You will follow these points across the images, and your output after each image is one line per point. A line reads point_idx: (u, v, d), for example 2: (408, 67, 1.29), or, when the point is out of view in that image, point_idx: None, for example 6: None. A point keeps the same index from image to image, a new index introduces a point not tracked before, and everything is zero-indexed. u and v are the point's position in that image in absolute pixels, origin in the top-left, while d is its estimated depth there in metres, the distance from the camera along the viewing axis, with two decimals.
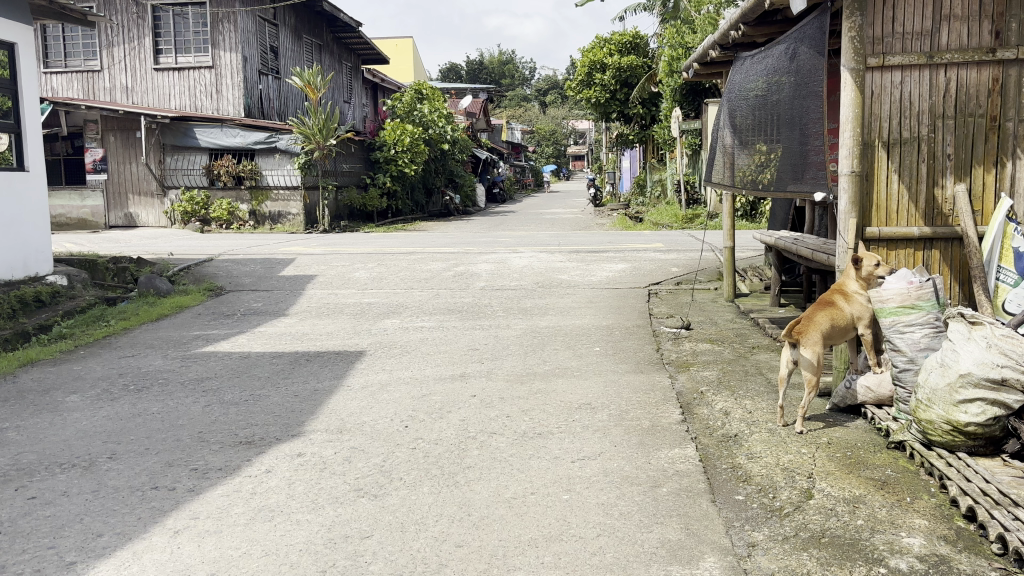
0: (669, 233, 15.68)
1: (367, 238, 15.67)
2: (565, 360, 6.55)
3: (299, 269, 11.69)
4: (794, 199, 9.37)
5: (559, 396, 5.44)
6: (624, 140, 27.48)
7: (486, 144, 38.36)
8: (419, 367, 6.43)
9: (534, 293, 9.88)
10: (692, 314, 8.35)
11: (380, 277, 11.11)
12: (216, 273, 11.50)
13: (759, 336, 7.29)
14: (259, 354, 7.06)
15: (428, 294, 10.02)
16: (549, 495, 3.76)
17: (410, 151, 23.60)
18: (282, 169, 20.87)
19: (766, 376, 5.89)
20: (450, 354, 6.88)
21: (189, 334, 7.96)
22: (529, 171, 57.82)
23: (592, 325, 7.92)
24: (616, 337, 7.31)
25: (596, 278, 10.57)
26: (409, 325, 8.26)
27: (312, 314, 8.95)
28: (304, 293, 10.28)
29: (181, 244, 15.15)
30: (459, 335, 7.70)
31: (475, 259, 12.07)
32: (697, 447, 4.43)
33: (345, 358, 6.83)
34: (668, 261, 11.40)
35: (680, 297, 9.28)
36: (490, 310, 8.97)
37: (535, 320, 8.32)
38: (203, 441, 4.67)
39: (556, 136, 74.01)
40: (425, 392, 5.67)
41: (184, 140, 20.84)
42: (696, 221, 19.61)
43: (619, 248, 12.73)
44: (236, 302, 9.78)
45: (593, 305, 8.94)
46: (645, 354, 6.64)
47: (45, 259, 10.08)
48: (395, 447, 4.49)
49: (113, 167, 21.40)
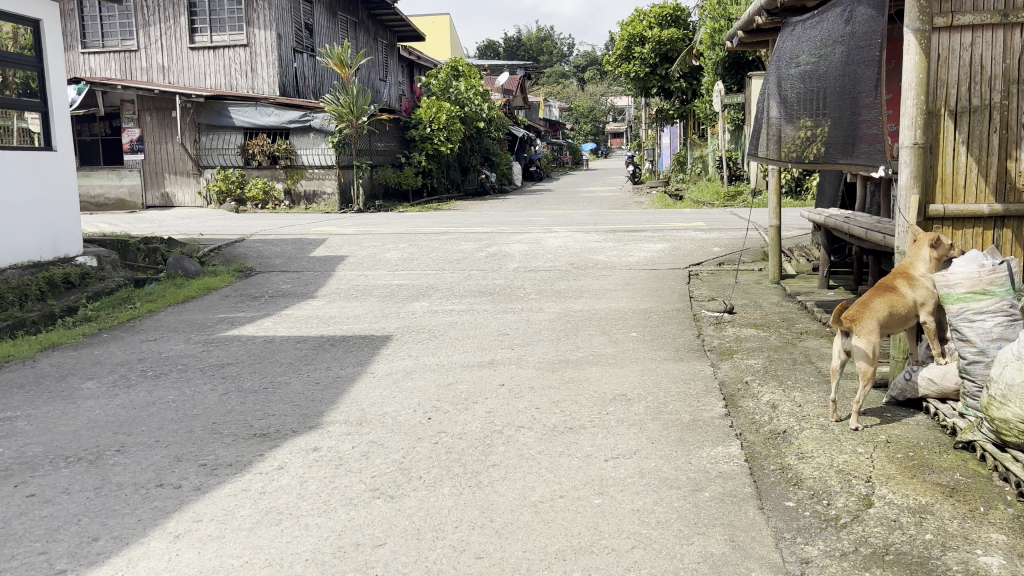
0: (710, 211, 15.19)
1: (400, 218, 15.43)
2: (600, 346, 6.21)
3: (330, 250, 11.48)
4: (844, 175, 8.87)
5: (593, 386, 5.11)
6: (664, 115, 26.87)
7: (523, 121, 37.88)
8: (446, 353, 6.14)
9: (569, 274, 9.54)
10: (736, 297, 7.95)
11: (411, 257, 10.85)
12: (246, 253, 11.33)
13: (806, 321, 6.88)
14: (282, 338, 6.83)
15: (459, 275, 9.73)
16: (579, 500, 3.44)
17: (445, 129, 23.27)
18: (316, 148, 20.64)
19: (816, 364, 5.50)
20: (479, 339, 6.58)
21: (215, 317, 7.78)
22: (567, 148, 57.22)
23: (629, 308, 7.56)
24: (654, 321, 6.95)
25: (634, 258, 10.19)
26: (439, 308, 7.98)
27: (341, 296, 8.72)
28: (334, 274, 10.05)
29: (214, 224, 15.05)
30: (490, 318, 7.40)
31: (509, 239, 11.74)
32: (742, 445, 4.08)
33: (370, 343, 6.56)
34: (709, 240, 10.96)
35: (723, 279, 8.87)
36: (523, 292, 8.65)
37: (570, 303, 7.99)
38: (215, 433, 4.43)
39: (595, 113, 73.09)
40: (451, 381, 5.38)
41: (219, 119, 20.76)
42: (738, 198, 19.08)
43: (658, 227, 12.31)
44: (264, 283, 9.59)
45: (630, 287, 8.58)
46: (685, 341, 6.27)
47: (75, 239, 9.96)
48: (416, 442, 4.21)
49: (150, 147, 21.45)
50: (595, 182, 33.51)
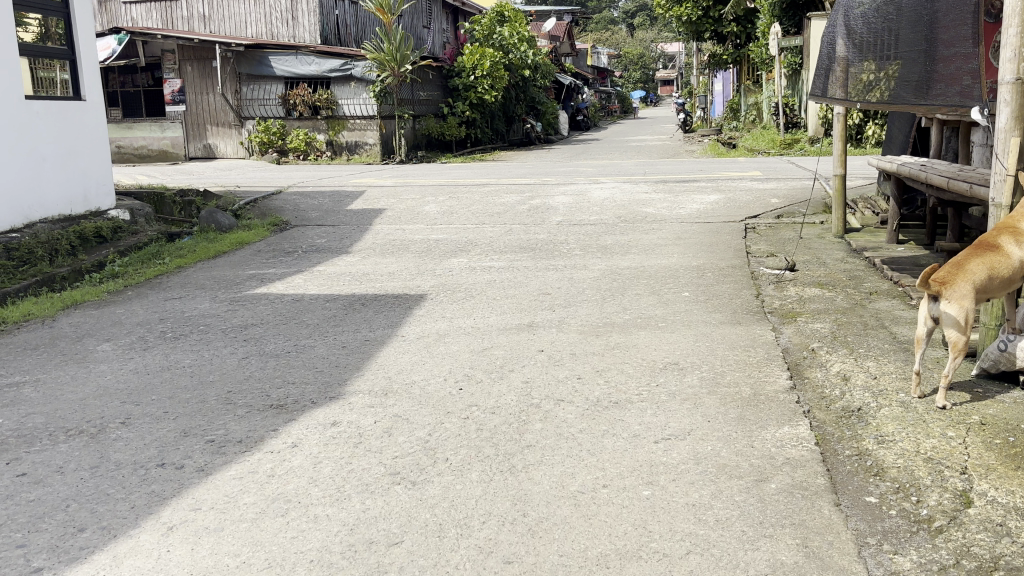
0: (765, 161, 14.44)
1: (442, 169, 14.96)
2: (648, 308, 5.72)
3: (368, 202, 11.09)
4: (917, 119, 8.13)
5: (640, 354, 4.66)
6: (717, 61, 25.76)
7: (570, 69, 36.92)
8: (483, 314, 5.72)
9: (616, 228, 9.01)
10: (797, 253, 7.36)
11: (450, 211, 10.40)
12: (282, 206, 11.02)
13: (876, 279, 6.29)
14: (311, 297, 6.48)
15: (500, 229, 9.27)
16: (625, 491, 3.01)
17: (489, 77, 22.59)
18: (357, 98, 20.25)
19: (890, 328, 4.94)
20: (519, 299, 6.13)
21: (245, 274, 7.46)
22: (615, 96, 55.83)
23: (680, 266, 7.04)
24: (708, 280, 6.44)
25: (685, 211, 9.62)
26: (478, 265, 7.55)
27: (376, 251, 8.33)
28: (371, 228, 9.68)
29: (252, 176, 14.78)
30: (530, 277, 6.95)
31: (553, 190, 11.22)
32: (812, 425, 3.58)
33: (403, 303, 6.16)
34: (766, 192, 10.30)
35: (782, 233, 8.27)
36: (567, 248, 8.18)
37: (617, 259, 7.49)
38: (229, 404, 4.08)
39: (645, 60, 71.04)
40: (487, 347, 4.96)
41: (260, 69, 20.46)
42: (795, 146, 18.17)
43: (711, 177, 11.65)
44: (298, 237, 9.25)
45: (681, 243, 8.04)
46: (742, 302, 5.75)
47: (108, 192, 9.73)
48: (445, 417, 3.80)
49: (191, 99, 21.25)
50: (644, 131, 32.57)
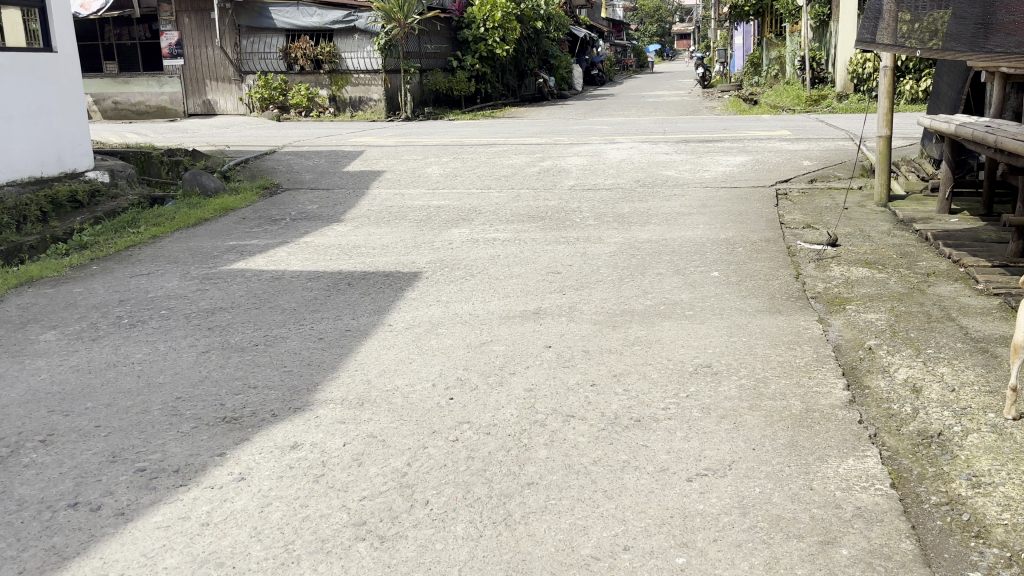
0: (791, 119, 13.59)
1: (448, 126, 14.20)
2: (672, 293, 5.01)
3: (366, 163, 10.38)
4: (970, 73, 7.28)
5: (665, 352, 3.98)
6: (739, 13, 24.65)
7: (584, 21, 35.78)
8: (484, 299, 5.02)
9: (633, 194, 8.27)
10: (837, 225, 6.61)
11: (454, 173, 9.67)
12: (275, 167, 10.33)
13: (931, 256, 5.54)
14: (293, 274, 5.78)
15: (507, 195, 8.55)
16: (652, 558, 2.33)
17: (501, 29, 21.61)
18: (362, 51, 19.37)
19: (959, 321, 4.21)
20: (525, 280, 5.43)
21: (224, 245, 6.78)
22: (630, 50, 54.34)
23: (706, 241, 6.31)
24: (739, 259, 5.71)
25: (709, 174, 8.85)
26: (481, 237, 6.84)
27: (370, 220, 7.63)
28: (367, 193, 8.97)
29: (249, 134, 14.06)
30: (538, 251, 6.25)
31: (564, 151, 10.46)
32: (884, 456, 2.87)
33: (394, 283, 5.47)
34: (797, 153, 9.49)
35: (817, 202, 7.50)
36: (579, 216, 7.46)
37: (634, 231, 6.77)
38: (173, 416, 3.40)
39: (662, 13, 69.16)
40: (485, 340, 4.27)
41: (260, 21, 19.61)
42: (822, 103, 17.20)
43: (735, 137, 10.83)
44: (288, 203, 8.56)
45: (705, 212, 7.30)
46: (780, 286, 5.02)
47: (84, 152, 9.00)
48: (430, 438, 3.11)
49: (189, 52, 20.53)
50: (660, 86, 31.51)
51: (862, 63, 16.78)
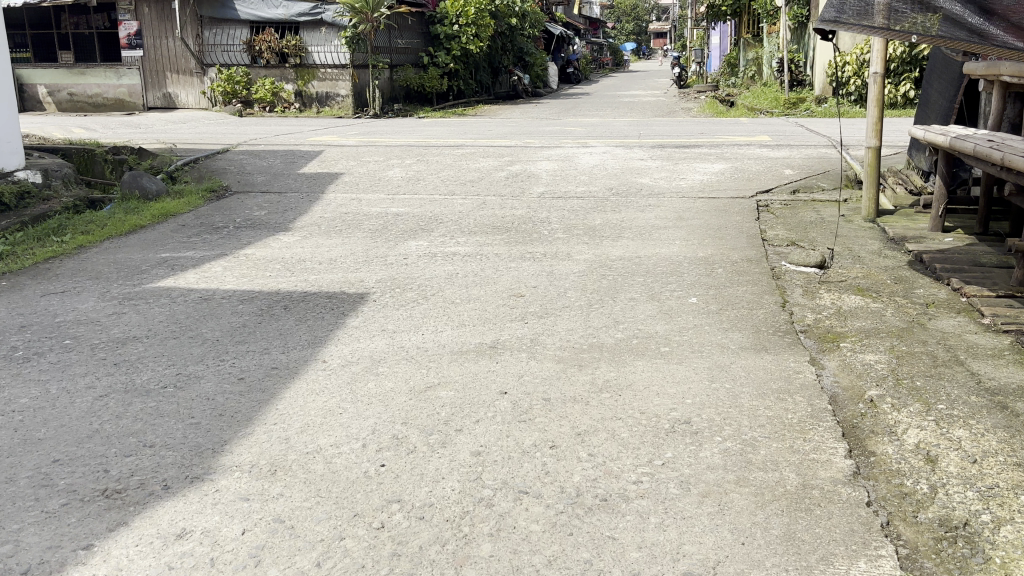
0: (771, 123, 13.13)
1: (416, 125, 13.61)
2: (646, 323, 4.47)
3: (323, 164, 9.76)
4: (965, 81, 6.81)
5: (637, 402, 3.43)
6: (717, 12, 24.29)
7: (559, 17, 35.22)
8: (434, 328, 4.44)
9: (606, 203, 7.74)
10: (823, 243, 6.12)
11: (416, 177, 9.08)
12: (226, 168, 9.69)
13: (929, 281, 5.05)
14: (224, 295, 5.18)
15: (471, 203, 7.99)
16: None
17: (474, 24, 20.99)
18: (328, 45, 18.71)
19: (969, 365, 3.71)
20: (482, 305, 4.86)
21: (155, 257, 6.15)
22: (606, 47, 53.86)
23: (684, 260, 5.78)
24: (720, 283, 5.20)
25: (686, 183, 8.34)
26: (439, 251, 6.26)
27: (320, 229, 7.01)
28: (322, 197, 8.37)
29: (205, 130, 13.36)
30: (500, 270, 5.69)
31: (534, 155, 9.91)
32: (902, 557, 2.35)
33: (336, 306, 4.88)
34: (778, 161, 9.01)
35: (801, 215, 7.02)
36: (547, 228, 6.92)
37: (606, 246, 6.23)
38: (42, 488, 2.80)
39: (638, 11, 68.84)
40: (429, 382, 3.69)
41: (223, 12, 18.93)
42: (801, 106, 16.77)
43: (713, 141, 10.35)
44: (234, 208, 7.93)
45: (683, 226, 6.77)
46: (766, 317, 4.51)
47: (16, 152, 8.22)
48: (349, 525, 2.55)
49: (148, 43, 19.71)
50: (635, 85, 31.01)
51: (841, 66, 16.34)
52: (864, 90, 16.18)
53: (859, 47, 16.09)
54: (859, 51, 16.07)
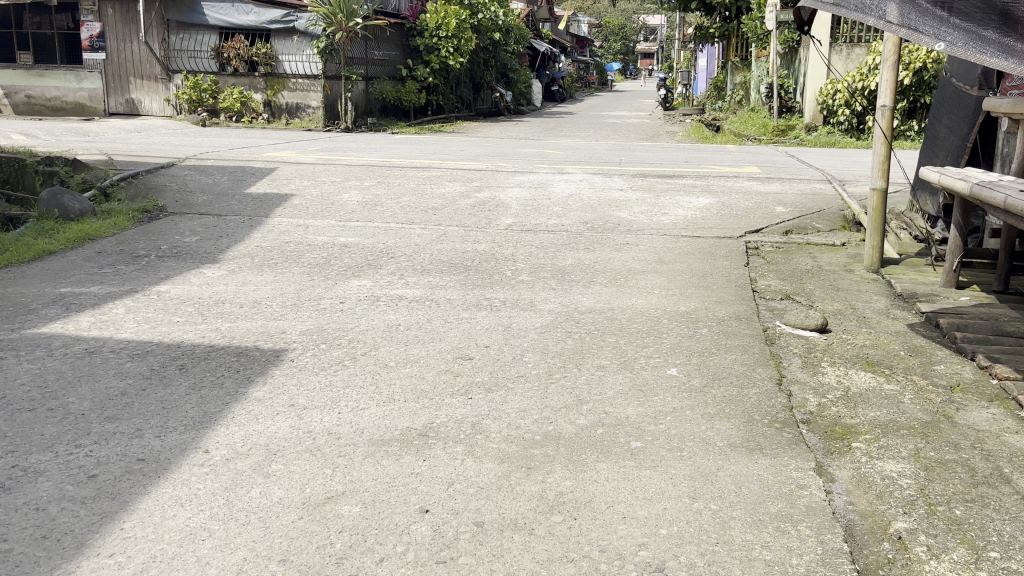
0: (760, 152, 12.45)
1: (385, 143, 12.83)
2: (615, 403, 3.68)
3: (274, 183, 8.95)
4: (980, 118, 6.12)
5: (596, 531, 2.63)
6: (705, 34, 23.73)
7: (545, 35, 34.65)
8: (358, 404, 3.62)
9: (579, 240, 6.98)
10: (822, 298, 5.38)
11: (374, 202, 8.27)
12: (167, 185, 8.85)
13: (949, 355, 4.30)
14: (115, 347, 4.33)
15: (430, 233, 7.19)
16: None
17: (455, 38, 20.23)
18: (300, 54, 17.96)
19: (1019, 483, 2.94)
20: (421, 370, 4.05)
21: (53, 292, 5.30)
22: (592, 67, 53.65)
23: (663, 314, 5.01)
24: (705, 348, 4.42)
25: (668, 217, 7.59)
26: (384, 293, 5.45)
27: (254, 262, 6.19)
28: (266, 222, 7.55)
29: (158, 141, 12.51)
30: (449, 321, 4.88)
31: (504, 180, 9.15)
32: None
33: (244, 369, 4.04)
34: (769, 196, 8.28)
35: (796, 262, 6.30)
36: (509, 268, 6.13)
37: (575, 293, 5.44)
38: None
39: (626, 31, 68.68)
40: (330, 489, 2.88)
41: (191, 16, 18.12)
42: (790, 134, 16.14)
43: (699, 171, 9.63)
44: (164, 233, 7.09)
45: (662, 270, 6.01)
46: (760, 401, 3.73)
47: None
48: None
49: (111, 46, 18.87)
50: (619, 106, 30.38)
51: (833, 94, 15.76)
52: (855, 120, 15.56)
53: (851, 75, 15.57)
54: (850, 79, 15.55)
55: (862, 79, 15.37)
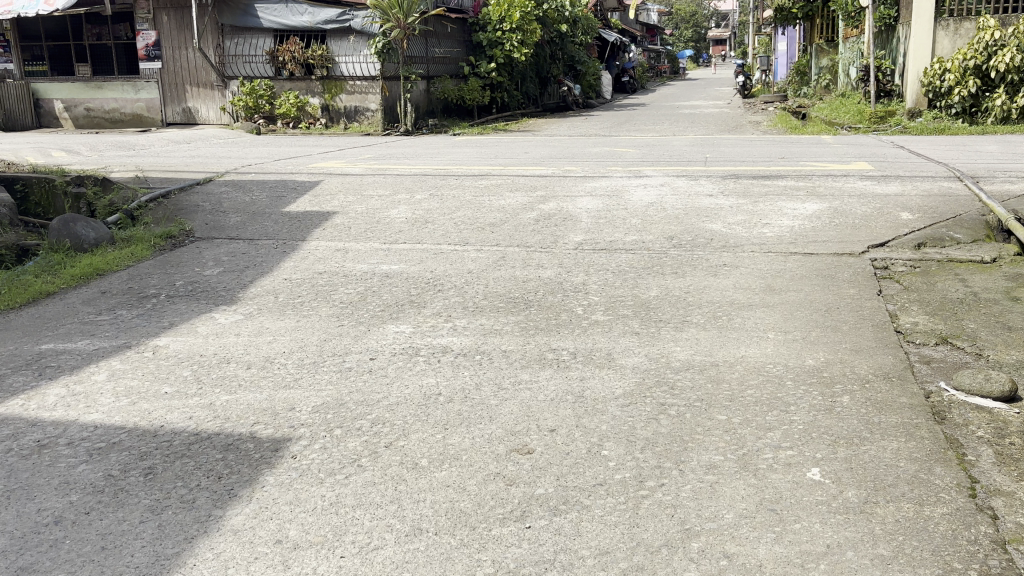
0: (862, 144, 10.99)
1: (443, 146, 11.82)
2: (739, 539, 2.54)
3: (316, 200, 8.02)
4: None
5: None
6: (787, 15, 22.09)
7: (614, 25, 33.27)
8: (370, 541, 2.58)
9: (664, 261, 5.80)
10: (993, 343, 4.10)
11: (424, 218, 7.25)
12: (200, 205, 8.02)
13: None
14: (77, 436, 3.38)
15: (486, 257, 6.12)
16: None
17: (519, 31, 19.05)
18: (358, 55, 17.11)
19: None
20: (464, 473, 2.97)
21: (32, 350, 4.43)
22: (663, 56, 51.99)
23: (786, 373, 3.81)
24: (852, 432, 3.22)
25: (771, 230, 6.34)
26: (426, 344, 4.39)
27: (277, 301, 5.22)
28: (300, 247, 6.60)
29: (203, 152, 11.77)
30: (502, 386, 3.79)
31: (573, 187, 8.02)
32: None
33: (228, 473, 3.03)
34: (891, 200, 6.94)
35: (943, 288, 5.01)
36: (579, 304, 5.01)
37: (667, 342, 4.29)
38: None
39: (697, 18, 66.55)
40: None
41: (244, 20, 17.45)
42: (890, 121, 14.55)
43: (798, 170, 8.32)
44: (184, 264, 6.21)
45: (774, 304, 4.80)
46: (957, 534, 2.54)
47: None
48: None
49: (167, 54, 18.41)
50: (696, 95, 28.76)
51: (940, 74, 14.10)
52: (968, 103, 13.90)
53: (961, 52, 13.86)
54: (961, 56, 13.84)
55: (975, 56, 13.65)
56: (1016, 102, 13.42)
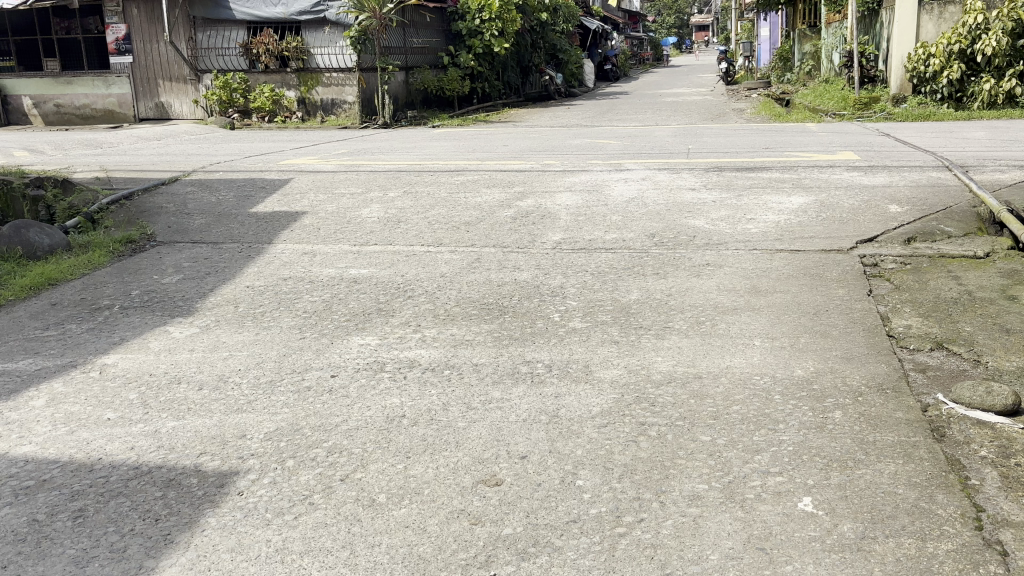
0: (848, 132, 10.76)
1: (421, 140, 11.51)
2: None
3: (285, 199, 7.72)
4: None
5: None
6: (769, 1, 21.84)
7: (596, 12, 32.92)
8: None
9: (645, 261, 5.55)
10: (991, 348, 3.87)
11: (396, 217, 6.97)
12: (164, 206, 7.71)
13: None
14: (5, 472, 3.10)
15: (459, 259, 5.85)
16: None
17: (498, 20, 18.71)
18: (334, 46, 16.73)
19: None
20: (425, 511, 2.71)
21: None
22: (646, 43, 51.67)
23: (774, 385, 3.57)
24: (846, 453, 2.98)
25: (756, 226, 6.10)
26: (392, 358, 4.12)
27: (237, 312, 4.94)
28: (266, 251, 6.31)
29: (173, 149, 11.42)
30: (471, 405, 3.53)
31: (551, 182, 7.75)
32: None
33: (165, 514, 2.76)
34: (880, 192, 6.71)
35: (936, 287, 4.78)
36: (555, 310, 4.75)
37: (647, 352, 4.03)
38: None
39: (680, 4, 66.20)
40: None
41: (217, 11, 17.03)
42: (875, 107, 14.33)
43: (783, 161, 8.08)
44: (143, 271, 5.91)
45: (761, 307, 4.56)
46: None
47: None
48: None
49: (138, 48, 17.97)
50: (679, 82, 28.49)
51: (925, 58, 13.89)
52: (953, 88, 13.69)
53: (945, 36, 13.65)
54: (945, 41, 13.62)
55: (960, 40, 13.44)
56: (1003, 87, 13.17)
